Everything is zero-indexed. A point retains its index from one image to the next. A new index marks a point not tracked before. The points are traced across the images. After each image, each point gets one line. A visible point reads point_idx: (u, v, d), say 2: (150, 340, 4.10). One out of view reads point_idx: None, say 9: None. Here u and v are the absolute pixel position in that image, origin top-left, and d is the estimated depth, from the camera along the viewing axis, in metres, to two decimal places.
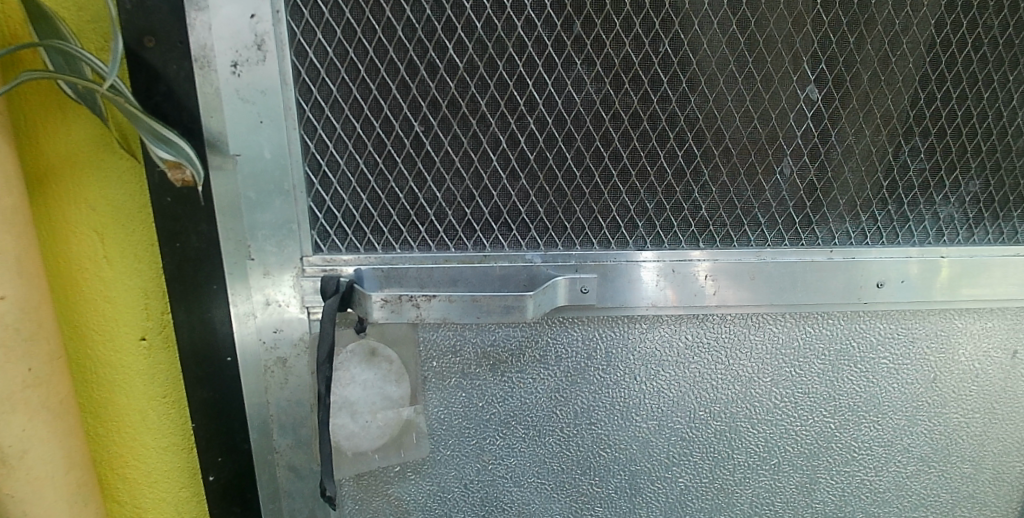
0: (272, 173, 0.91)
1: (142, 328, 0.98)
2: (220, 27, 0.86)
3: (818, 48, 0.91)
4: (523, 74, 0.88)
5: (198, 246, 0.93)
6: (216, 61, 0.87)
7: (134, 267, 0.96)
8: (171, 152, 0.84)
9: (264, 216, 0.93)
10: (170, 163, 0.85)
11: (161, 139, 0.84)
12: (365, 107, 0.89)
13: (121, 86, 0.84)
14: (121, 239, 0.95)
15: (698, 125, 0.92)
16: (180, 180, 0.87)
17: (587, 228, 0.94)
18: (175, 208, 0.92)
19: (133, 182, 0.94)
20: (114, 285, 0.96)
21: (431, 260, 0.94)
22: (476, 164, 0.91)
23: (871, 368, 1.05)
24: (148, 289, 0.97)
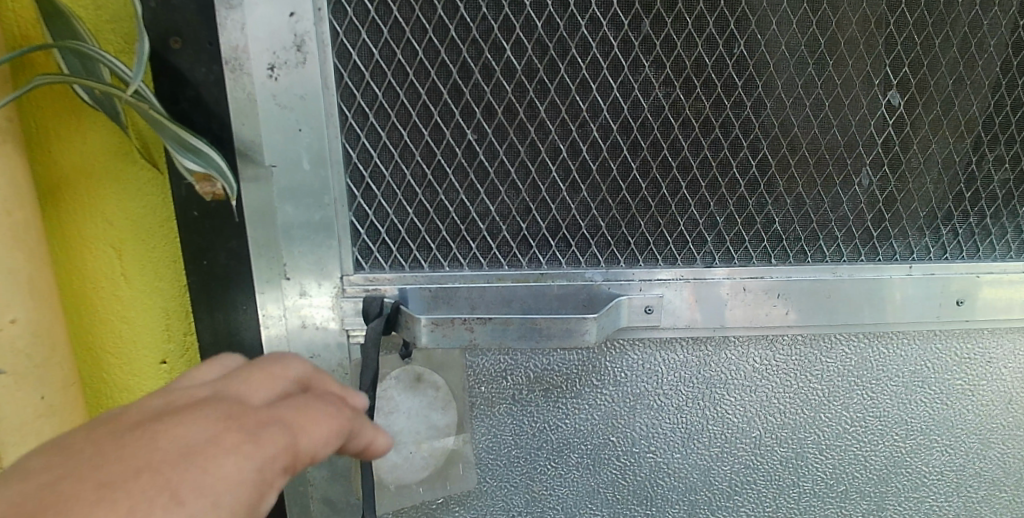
0: (311, 186, 0.82)
1: (162, 351, 0.90)
2: (255, 25, 0.77)
3: (901, 50, 0.84)
4: (586, 78, 0.81)
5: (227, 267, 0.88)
6: (249, 63, 0.78)
7: (154, 286, 0.87)
8: (200, 164, 0.76)
9: (302, 232, 0.85)
10: (200, 175, 0.78)
11: (190, 149, 0.76)
12: (413, 114, 0.81)
13: (147, 92, 0.76)
14: (141, 256, 0.86)
15: (773, 132, 0.85)
16: (208, 193, 0.80)
17: (652, 244, 0.87)
18: (205, 226, 0.87)
19: (156, 194, 0.85)
20: (133, 306, 0.87)
21: (484, 279, 0.86)
22: (534, 175, 0.83)
23: (946, 390, 0.99)
24: (169, 309, 0.89)
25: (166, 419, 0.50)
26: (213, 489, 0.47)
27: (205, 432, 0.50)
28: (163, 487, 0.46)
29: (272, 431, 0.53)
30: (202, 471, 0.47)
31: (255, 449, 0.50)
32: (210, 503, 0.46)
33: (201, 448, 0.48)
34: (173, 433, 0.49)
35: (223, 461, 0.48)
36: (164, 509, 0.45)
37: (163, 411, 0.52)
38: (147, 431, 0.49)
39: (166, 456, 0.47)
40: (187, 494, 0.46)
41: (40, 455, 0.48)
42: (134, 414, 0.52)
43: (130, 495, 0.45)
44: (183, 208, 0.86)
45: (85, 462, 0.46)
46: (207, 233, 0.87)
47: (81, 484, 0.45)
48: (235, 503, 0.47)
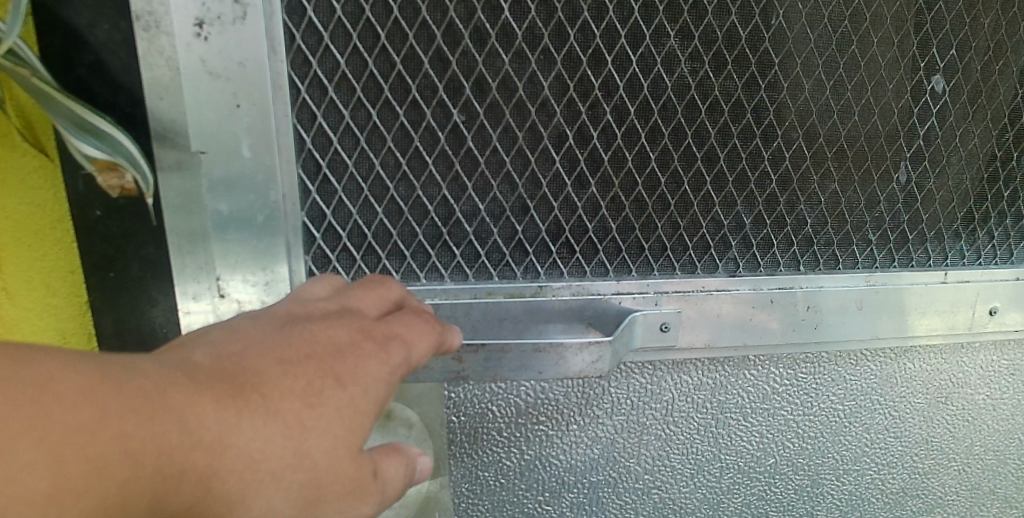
0: (251, 178, 0.62)
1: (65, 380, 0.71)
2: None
3: (949, 30, 0.73)
4: (601, 48, 0.65)
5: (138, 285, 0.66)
6: (169, 17, 0.57)
7: (49, 303, 0.69)
8: (103, 149, 0.56)
9: (239, 240, 0.64)
10: (103, 164, 0.58)
11: (88, 129, 0.56)
12: (386, 88, 0.63)
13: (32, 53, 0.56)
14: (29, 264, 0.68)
15: (812, 120, 0.72)
16: (115, 186, 0.60)
17: (669, 250, 0.74)
18: (111, 229, 0.65)
19: (43, 188, 0.66)
20: (26, 325, 0.70)
21: (471, 293, 0.70)
22: (534, 167, 0.68)
23: (969, 406, 0.91)
24: (66, 333, 0.70)
25: (311, 322, 0.53)
26: (364, 381, 0.50)
27: (345, 337, 0.52)
28: (325, 372, 0.48)
29: (398, 343, 0.54)
30: (352, 366, 0.50)
31: (389, 354, 0.53)
32: (363, 393, 0.49)
33: (345, 349, 0.51)
34: (320, 335, 0.51)
35: (365, 362, 0.51)
36: (331, 390, 0.47)
37: (302, 316, 0.54)
38: (300, 329, 0.51)
39: (321, 351, 0.50)
40: (346, 382, 0.49)
41: (213, 332, 0.50)
42: (275, 314, 0.53)
43: (303, 375, 0.47)
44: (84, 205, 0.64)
45: (258, 345, 0.48)
46: (113, 237, 0.65)
47: (260, 360, 0.47)
48: (379, 396, 0.50)
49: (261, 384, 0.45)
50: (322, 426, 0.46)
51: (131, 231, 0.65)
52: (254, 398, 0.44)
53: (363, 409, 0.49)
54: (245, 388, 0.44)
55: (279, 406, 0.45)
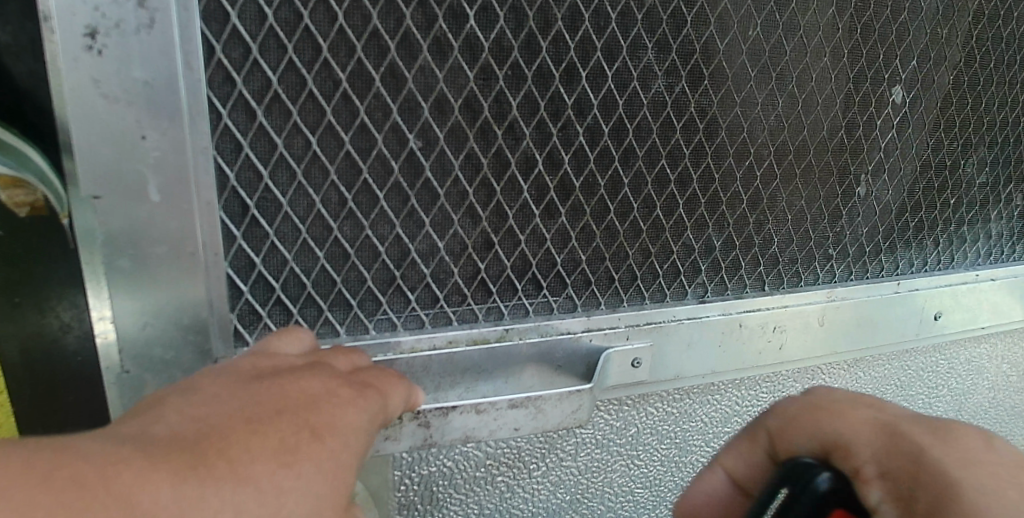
0: (165, 223, 0.49)
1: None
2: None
3: (912, 43, 0.74)
4: (575, 63, 0.58)
5: (48, 314, 0.55)
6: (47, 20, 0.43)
7: None
8: (10, 164, 0.47)
9: (153, 294, 0.50)
10: (7, 180, 0.47)
11: None
12: (329, 110, 0.52)
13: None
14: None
15: (783, 136, 0.70)
16: (23, 203, 0.49)
17: (639, 279, 0.68)
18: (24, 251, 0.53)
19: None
20: None
21: (428, 344, 0.60)
22: (498, 197, 0.60)
23: (909, 406, 0.93)
24: None
25: (279, 375, 0.45)
26: (343, 432, 0.43)
27: (319, 386, 0.45)
28: (301, 425, 0.41)
29: (374, 391, 0.48)
30: (329, 419, 0.43)
31: (367, 401, 0.46)
32: (343, 446, 0.42)
33: (320, 399, 0.44)
34: (291, 387, 0.44)
35: (342, 412, 0.44)
36: (308, 445, 0.40)
37: (265, 369, 0.46)
38: (267, 385, 0.44)
39: (293, 405, 0.43)
40: (323, 434, 0.42)
41: (166, 400, 0.42)
42: (234, 368, 0.46)
43: (276, 433, 0.40)
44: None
45: (222, 408, 0.41)
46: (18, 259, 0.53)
47: (225, 422, 0.39)
48: (359, 450, 0.44)
49: (229, 448, 0.38)
50: (299, 487, 0.39)
51: (41, 249, 0.53)
52: (220, 464, 0.36)
53: (344, 463, 0.42)
54: (210, 454, 0.37)
55: (252, 470, 0.37)
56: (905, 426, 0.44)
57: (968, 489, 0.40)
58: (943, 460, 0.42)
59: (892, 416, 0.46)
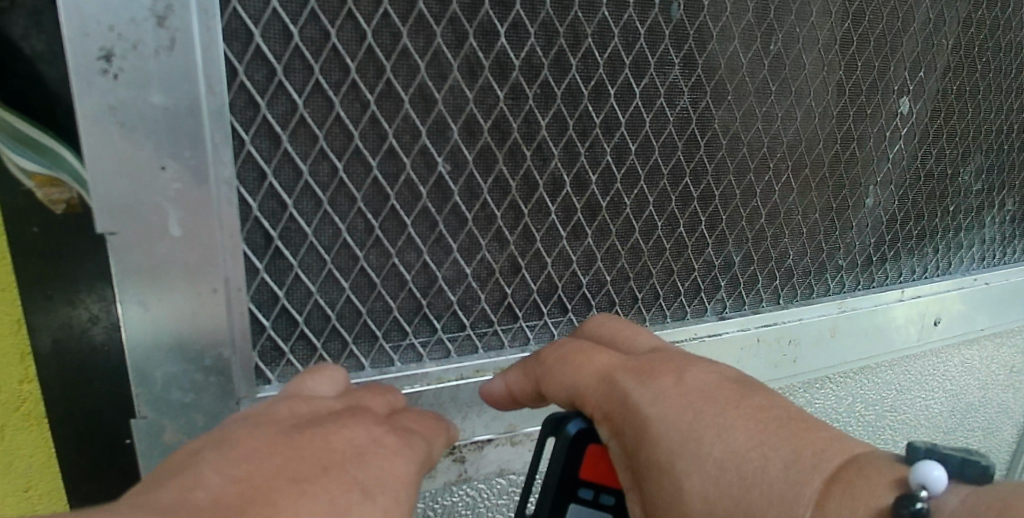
0: (195, 244, 0.45)
1: (32, 473, 0.57)
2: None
3: (918, 55, 0.75)
4: (604, 80, 0.56)
5: (78, 306, 0.47)
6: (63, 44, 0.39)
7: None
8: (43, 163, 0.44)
9: (180, 317, 0.47)
10: (43, 179, 0.45)
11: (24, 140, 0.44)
12: (357, 134, 0.49)
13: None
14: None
15: (799, 150, 0.70)
16: (59, 202, 0.45)
17: (661, 297, 0.67)
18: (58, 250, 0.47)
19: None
20: None
21: (455, 374, 0.58)
22: (526, 220, 0.57)
23: (907, 409, 0.95)
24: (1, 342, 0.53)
25: (319, 424, 0.42)
26: (392, 488, 0.40)
27: (363, 436, 0.42)
28: (349, 483, 0.38)
29: (417, 438, 0.45)
30: (378, 473, 0.40)
31: (411, 450, 0.44)
32: (394, 504, 0.39)
33: (366, 451, 0.41)
34: (334, 438, 0.41)
35: (389, 464, 0.41)
36: (359, 506, 0.37)
37: (302, 416, 0.43)
38: (308, 436, 0.41)
39: (339, 459, 0.40)
40: (373, 492, 0.39)
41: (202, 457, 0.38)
42: (272, 418, 0.42)
43: (326, 494, 0.37)
44: (16, 219, 0.46)
45: (266, 466, 0.38)
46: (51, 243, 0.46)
47: (269, 485, 0.36)
48: (408, 505, 0.41)
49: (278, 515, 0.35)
50: None
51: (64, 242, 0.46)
52: None
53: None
54: None
55: None
56: (624, 374, 0.45)
57: (657, 424, 0.42)
58: (641, 401, 0.43)
59: (617, 362, 0.47)
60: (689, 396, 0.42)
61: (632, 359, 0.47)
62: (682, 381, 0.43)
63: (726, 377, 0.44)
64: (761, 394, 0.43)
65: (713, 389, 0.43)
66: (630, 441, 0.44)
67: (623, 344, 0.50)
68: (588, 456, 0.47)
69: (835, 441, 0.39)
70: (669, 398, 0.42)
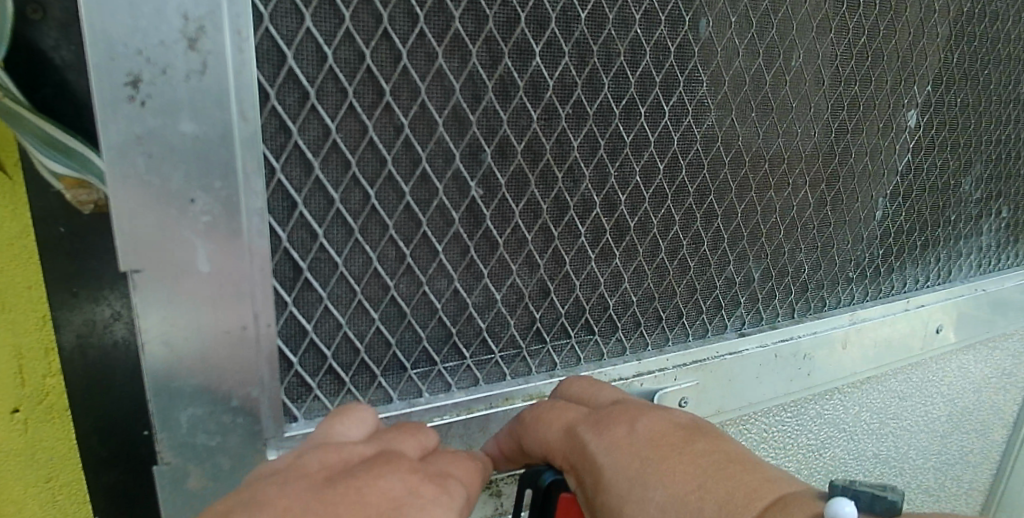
0: (224, 274, 0.43)
1: (54, 464, 0.54)
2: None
3: (926, 69, 0.76)
4: (634, 98, 0.55)
5: (100, 303, 0.48)
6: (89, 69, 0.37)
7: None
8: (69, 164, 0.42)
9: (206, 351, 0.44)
10: (72, 180, 0.44)
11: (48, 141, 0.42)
12: (390, 159, 0.47)
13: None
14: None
15: (817, 164, 0.70)
16: (87, 203, 0.45)
17: (684, 316, 0.66)
18: (82, 247, 0.47)
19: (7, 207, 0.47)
20: None
21: (485, 404, 0.56)
22: (557, 243, 0.55)
23: (908, 415, 0.96)
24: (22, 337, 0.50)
25: (353, 475, 0.39)
26: None
27: (402, 485, 0.40)
28: None
29: (454, 485, 0.43)
30: None
31: (451, 497, 0.41)
32: None
33: (405, 503, 0.39)
34: (371, 492, 0.38)
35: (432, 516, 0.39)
36: None
37: (333, 468, 0.40)
38: (343, 491, 0.38)
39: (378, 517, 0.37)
40: None
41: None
42: (302, 472, 0.40)
43: None
44: (42, 220, 0.46)
45: None
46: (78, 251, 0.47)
47: None
48: None
49: None
50: None
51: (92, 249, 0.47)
52: None
53: None
54: None
55: None
56: (584, 426, 0.47)
57: (608, 471, 0.43)
58: (598, 451, 0.45)
59: (578, 416, 0.48)
60: (641, 445, 0.44)
61: (596, 411, 0.48)
62: (635, 430, 0.45)
63: (678, 424, 0.45)
64: (707, 438, 0.44)
65: (663, 437, 0.44)
66: (592, 490, 0.45)
67: (591, 395, 0.51)
68: (560, 509, 0.49)
69: (769, 482, 0.40)
70: (621, 448, 0.44)
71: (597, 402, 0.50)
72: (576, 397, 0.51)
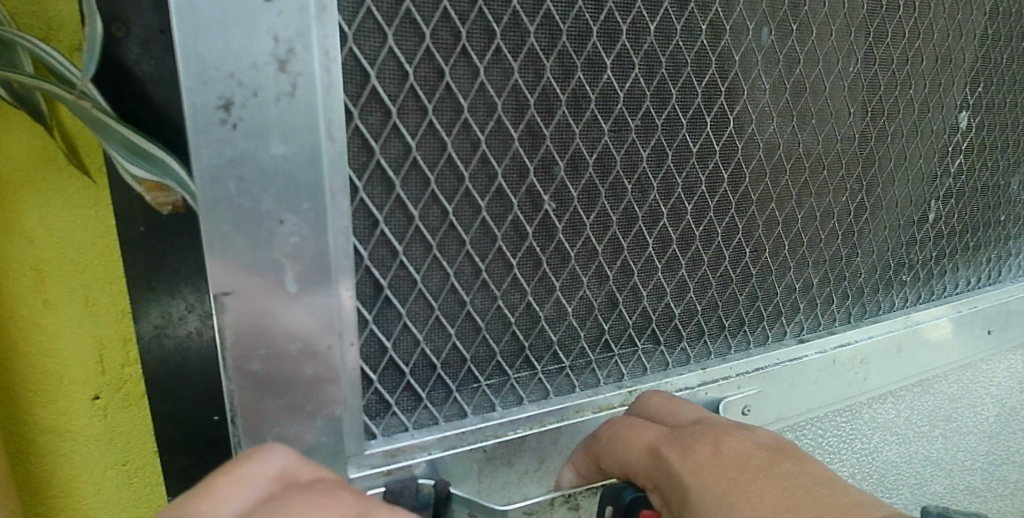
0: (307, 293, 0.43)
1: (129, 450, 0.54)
2: (187, 9, 0.36)
3: (977, 70, 0.75)
4: (700, 108, 0.55)
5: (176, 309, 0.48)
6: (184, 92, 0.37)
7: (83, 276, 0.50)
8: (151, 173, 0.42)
9: (288, 370, 0.44)
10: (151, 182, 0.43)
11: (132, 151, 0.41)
12: (468, 175, 0.47)
13: (60, 62, 0.41)
14: (74, 310, 0.50)
15: (874, 168, 0.69)
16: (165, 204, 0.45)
17: (746, 324, 0.66)
18: (163, 249, 0.47)
19: (89, 204, 0.49)
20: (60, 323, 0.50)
21: (557, 416, 0.55)
22: (625, 254, 0.55)
23: (957, 418, 0.94)
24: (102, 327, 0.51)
25: None
26: None
27: None
28: None
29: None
30: None
31: None
32: None
33: None
34: None
35: None
36: None
37: None
38: None
39: None
40: None
41: None
42: None
43: None
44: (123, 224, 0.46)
45: None
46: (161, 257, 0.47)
47: None
48: None
49: None
50: None
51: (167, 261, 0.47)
52: None
53: None
54: None
55: None
56: (667, 446, 0.46)
57: (697, 495, 0.43)
58: (684, 473, 0.44)
59: (658, 435, 0.48)
60: (726, 467, 0.44)
61: (675, 430, 0.48)
62: (720, 451, 0.44)
63: (762, 445, 0.45)
64: (793, 461, 0.44)
65: (750, 460, 0.44)
66: (675, 509, 0.45)
67: (666, 415, 0.50)
68: None
69: (860, 508, 0.40)
70: (710, 470, 0.43)
71: (675, 420, 0.49)
72: (652, 414, 0.51)
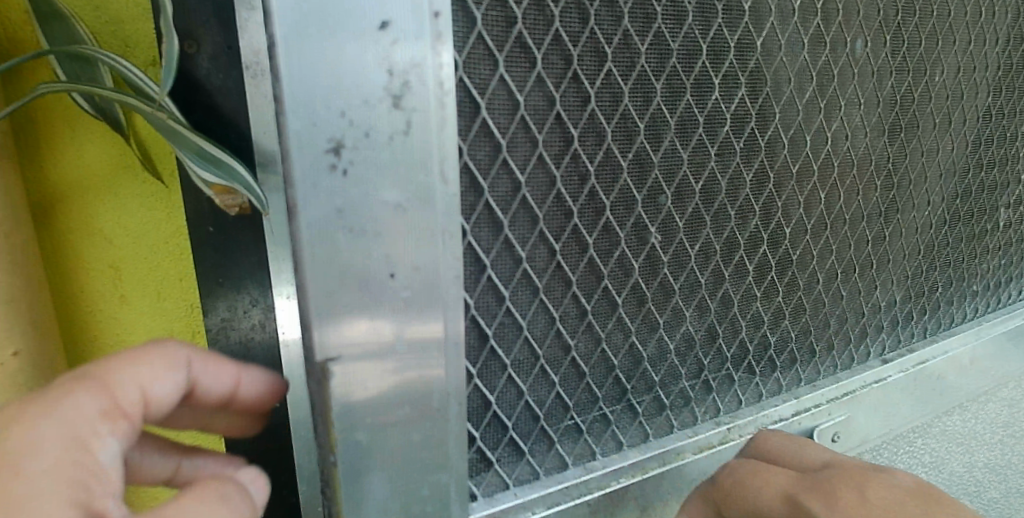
0: (416, 355, 0.38)
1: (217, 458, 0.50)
2: (291, 45, 0.31)
3: None
4: (800, 126, 0.51)
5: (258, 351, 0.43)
6: (288, 140, 0.32)
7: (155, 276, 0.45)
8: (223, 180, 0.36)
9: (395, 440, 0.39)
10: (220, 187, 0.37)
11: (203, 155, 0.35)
12: (576, 211, 0.43)
13: (133, 76, 0.35)
14: (148, 314, 0.46)
15: (957, 178, 0.66)
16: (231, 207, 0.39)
17: (836, 348, 0.62)
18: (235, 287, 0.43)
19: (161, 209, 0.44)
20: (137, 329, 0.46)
21: (658, 461, 0.52)
22: (726, 285, 0.51)
23: (1013, 423, 0.92)
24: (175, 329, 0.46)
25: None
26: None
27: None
28: None
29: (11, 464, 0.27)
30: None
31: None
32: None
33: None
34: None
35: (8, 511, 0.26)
36: None
37: None
38: None
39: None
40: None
41: None
42: None
43: None
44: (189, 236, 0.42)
45: None
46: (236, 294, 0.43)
47: None
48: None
49: None
50: None
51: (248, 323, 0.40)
52: None
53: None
54: None
55: None
56: (804, 492, 0.43)
57: None
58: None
59: (790, 481, 0.44)
60: (877, 517, 0.40)
61: (807, 476, 0.45)
62: (867, 497, 0.41)
63: (909, 492, 0.42)
64: (948, 509, 0.40)
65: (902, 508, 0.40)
66: None
67: (792, 458, 0.47)
68: None
69: None
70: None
71: (804, 465, 0.46)
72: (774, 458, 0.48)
